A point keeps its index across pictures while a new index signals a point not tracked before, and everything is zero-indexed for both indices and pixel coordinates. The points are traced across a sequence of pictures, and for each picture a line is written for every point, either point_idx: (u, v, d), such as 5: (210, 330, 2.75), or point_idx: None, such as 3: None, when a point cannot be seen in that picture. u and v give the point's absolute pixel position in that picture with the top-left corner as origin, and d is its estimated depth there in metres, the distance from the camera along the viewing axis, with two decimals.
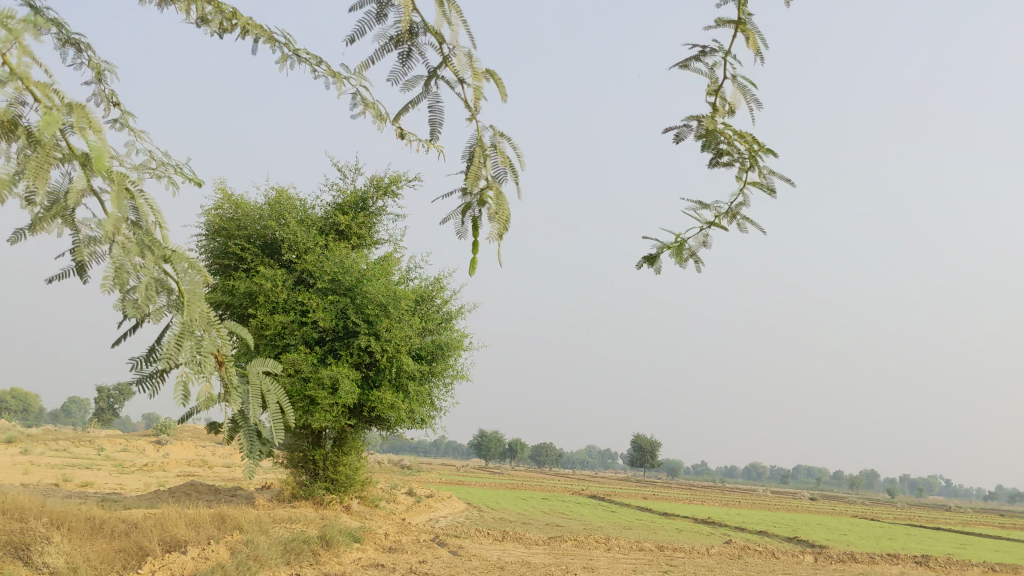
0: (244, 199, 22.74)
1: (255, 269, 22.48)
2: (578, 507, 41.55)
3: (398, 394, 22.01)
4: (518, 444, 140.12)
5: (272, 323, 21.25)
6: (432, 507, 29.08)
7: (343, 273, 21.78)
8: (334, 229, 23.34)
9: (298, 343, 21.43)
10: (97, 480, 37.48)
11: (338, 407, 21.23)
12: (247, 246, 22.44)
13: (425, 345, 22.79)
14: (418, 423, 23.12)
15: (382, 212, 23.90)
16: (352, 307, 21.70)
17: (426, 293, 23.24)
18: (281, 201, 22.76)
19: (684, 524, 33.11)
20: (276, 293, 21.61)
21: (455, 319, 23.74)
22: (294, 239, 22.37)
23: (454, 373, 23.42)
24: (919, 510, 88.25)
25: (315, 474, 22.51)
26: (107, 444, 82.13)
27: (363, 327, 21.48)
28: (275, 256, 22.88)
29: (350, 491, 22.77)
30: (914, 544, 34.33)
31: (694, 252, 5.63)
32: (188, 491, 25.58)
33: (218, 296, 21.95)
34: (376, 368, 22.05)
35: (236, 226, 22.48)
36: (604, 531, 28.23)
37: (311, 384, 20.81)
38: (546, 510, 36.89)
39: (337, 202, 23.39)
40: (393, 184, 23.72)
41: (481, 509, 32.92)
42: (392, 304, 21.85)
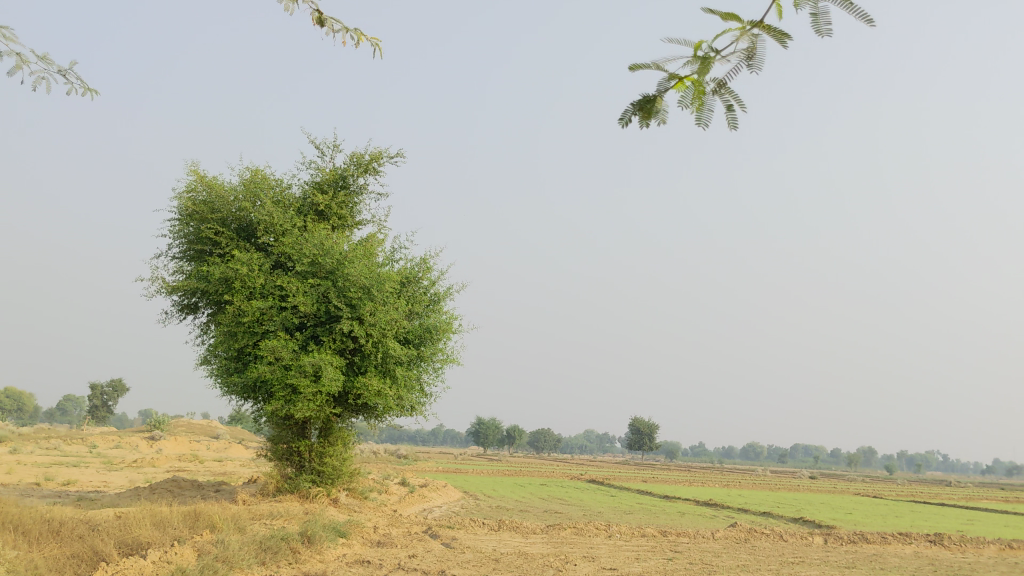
0: (217, 180, 21.67)
1: (230, 253, 21.47)
2: (577, 492, 40.58)
3: (385, 380, 20.97)
4: (515, 431, 139.47)
5: (250, 309, 20.23)
6: (427, 497, 28.10)
7: (323, 255, 20.71)
8: (313, 209, 22.28)
9: (278, 329, 20.39)
10: (84, 478, 36.41)
11: (322, 395, 20.21)
12: (221, 229, 21.38)
13: (412, 329, 21.75)
14: (408, 410, 22.12)
15: (364, 191, 22.82)
16: (334, 290, 20.65)
17: (411, 274, 22.17)
18: (257, 181, 21.68)
19: (686, 507, 32.18)
20: (253, 277, 20.60)
21: (443, 301, 22.68)
22: (271, 221, 21.32)
23: (444, 356, 22.38)
24: (922, 487, 87.66)
25: (301, 466, 21.50)
26: (100, 442, 81.04)
27: (346, 311, 20.43)
28: (251, 239, 21.86)
29: (338, 484, 21.76)
30: (922, 521, 33.48)
31: (719, 87, 3.50)
32: (171, 487, 24.49)
33: (192, 283, 20.94)
34: (361, 353, 21.01)
35: (209, 208, 21.43)
36: (604, 517, 27.24)
37: (292, 371, 19.78)
38: (545, 497, 35.91)
39: (316, 181, 22.29)
40: (375, 160, 22.62)
41: (477, 497, 31.93)
42: (376, 286, 20.77)
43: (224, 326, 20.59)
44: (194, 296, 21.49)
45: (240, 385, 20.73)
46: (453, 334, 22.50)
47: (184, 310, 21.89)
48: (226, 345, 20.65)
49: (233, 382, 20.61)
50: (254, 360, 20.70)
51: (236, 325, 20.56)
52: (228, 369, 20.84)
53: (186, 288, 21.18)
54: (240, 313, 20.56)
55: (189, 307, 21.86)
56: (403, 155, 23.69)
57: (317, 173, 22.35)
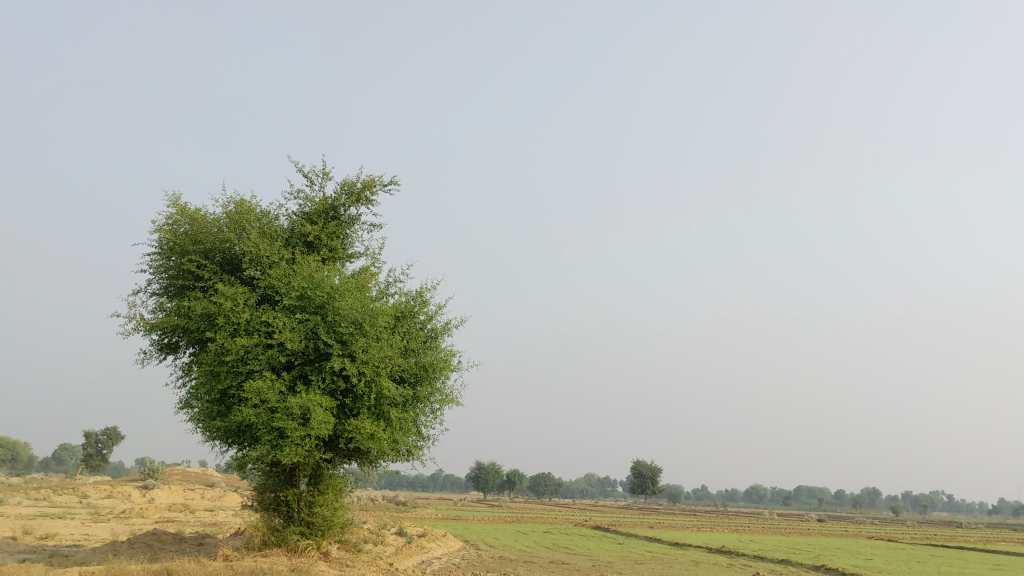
0: (200, 210, 20.36)
1: (213, 287, 20.09)
2: (583, 539, 38.90)
3: (378, 422, 19.51)
4: (516, 476, 137.33)
5: (233, 347, 18.79)
6: (425, 548, 26.54)
7: (312, 289, 19.32)
8: (302, 241, 20.93)
9: (263, 369, 18.93)
10: (65, 530, 34.70)
11: (311, 440, 18.72)
12: (204, 263, 20.02)
13: (408, 367, 20.32)
14: (403, 454, 20.62)
15: (356, 221, 21.52)
16: (323, 326, 19.24)
17: (407, 309, 20.78)
18: (242, 211, 20.37)
19: (699, 555, 30.60)
20: (237, 312, 19.21)
21: (441, 337, 21.29)
22: (257, 252, 19.96)
23: (442, 396, 20.94)
24: (932, 530, 85.74)
25: (289, 517, 19.94)
26: (92, 492, 79.11)
27: (336, 347, 19.00)
28: (236, 273, 20.51)
29: (328, 535, 20.20)
30: (947, 567, 31.84)
31: None
32: (151, 541, 22.85)
33: (171, 319, 19.54)
34: (352, 394, 19.56)
35: (191, 241, 20.09)
36: (616, 568, 25.62)
37: (278, 414, 18.31)
38: (550, 545, 34.24)
39: (305, 211, 21.00)
40: (367, 188, 21.36)
41: (480, 547, 30.28)
42: (369, 321, 19.34)
43: (205, 366, 19.17)
44: (175, 334, 20.08)
45: (223, 429, 19.25)
46: (451, 372, 21.08)
47: (163, 350, 20.49)
48: (208, 386, 19.21)
49: (216, 427, 19.14)
50: (238, 403, 19.24)
51: (218, 364, 19.13)
52: (210, 413, 19.37)
53: (166, 326, 19.78)
54: (223, 352, 19.12)
55: (169, 346, 20.45)
56: (397, 182, 22.40)
57: (306, 203, 21.06)
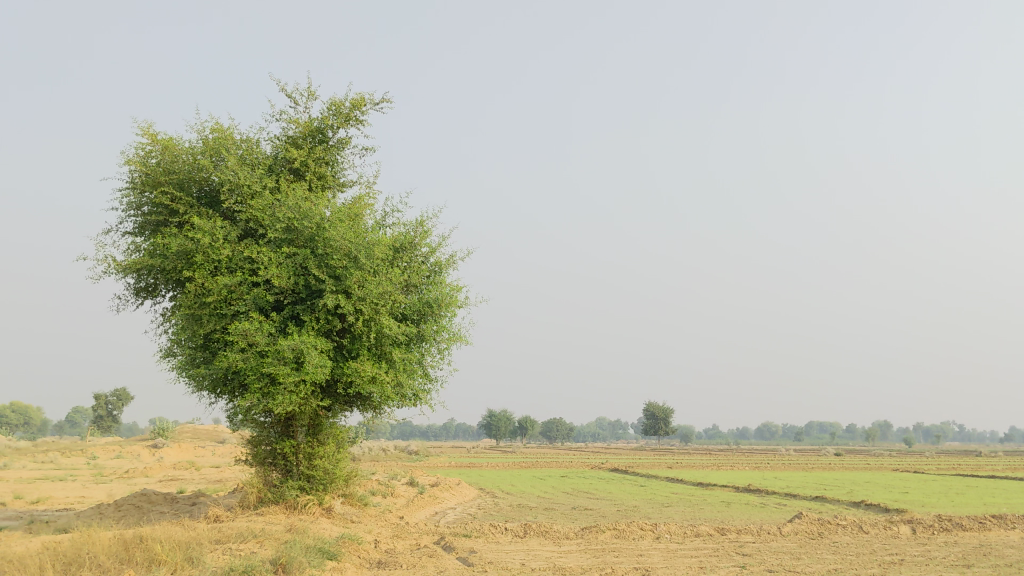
0: (173, 139, 18.29)
1: (191, 222, 18.10)
2: (603, 483, 37.23)
3: (380, 364, 17.65)
4: (528, 422, 136.24)
5: (215, 287, 16.84)
6: (438, 498, 24.82)
7: (299, 220, 17.28)
8: (287, 168, 18.87)
9: (249, 310, 16.98)
10: (60, 493, 33.11)
11: (307, 386, 16.86)
12: (179, 196, 18.01)
13: (410, 304, 18.41)
14: (410, 399, 18.81)
15: (345, 145, 19.43)
16: (313, 260, 17.24)
17: (407, 240, 18.78)
18: (219, 138, 18.29)
19: (730, 496, 28.87)
20: (216, 248, 17.23)
21: (444, 271, 19.34)
22: (237, 182, 17.89)
23: (449, 335, 19.07)
24: (950, 459, 84.23)
25: (287, 471, 18.20)
26: (101, 452, 77.94)
27: (329, 283, 17.02)
28: (216, 207, 18.51)
29: (331, 490, 18.41)
30: (992, 498, 30.04)
31: None
32: (140, 501, 21.15)
33: (145, 260, 17.60)
34: (350, 335, 17.70)
35: (165, 173, 18.11)
36: (645, 512, 23.88)
37: (269, 359, 16.42)
38: (569, 491, 32.55)
39: (289, 136, 18.89)
40: (357, 109, 19.22)
41: (496, 495, 28.57)
42: (364, 253, 17.35)
43: (186, 309, 17.26)
44: (151, 275, 18.16)
45: (208, 379, 17.42)
46: (458, 308, 19.17)
47: (141, 293, 18.62)
48: (190, 332, 17.35)
49: (201, 375, 17.31)
50: (224, 348, 17.40)
51: (200, 307, 17.23)
52: (195, 361, 17.52)
53: (141, 267, 17.86)
54: (204, 292, 17.22)
55: (146, 289, 18.56)
56: (389, 102, 20.24)
57: (290, 126, 18.96)
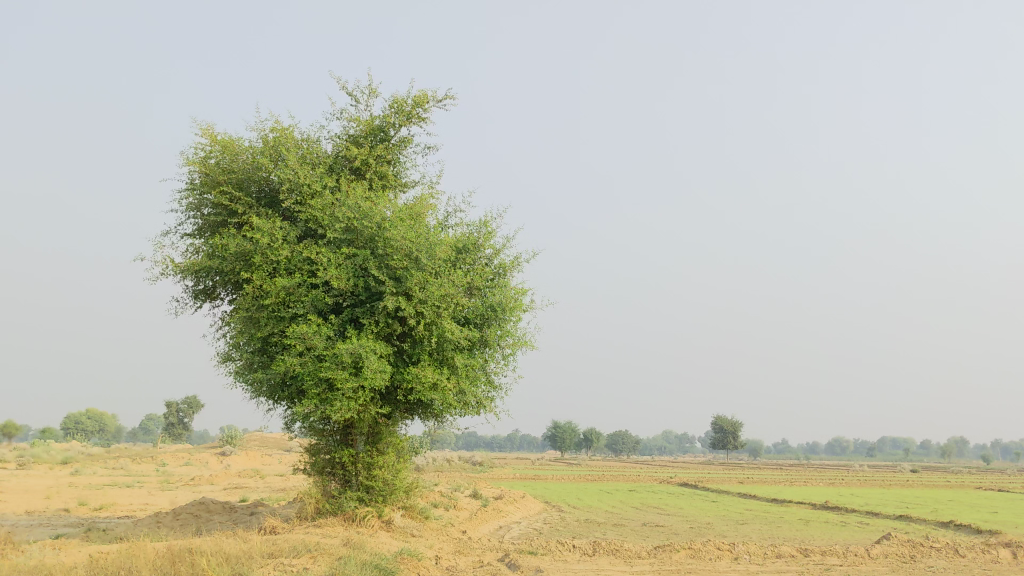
0: (232, 138, 17.82)
1: (249, 223, 17.57)
2: (673, 498, 36.06)
3: (442, 370, 16.91)
4: (594, 434, 134.79)
5: (273, 288, 16.25)
6: (503, 512, 24.00)
7: (359, 219, 16.61)
8: (348, 167, 18.22)
9: (307, 313, 16.37)
10: (124, 500, 33.00)
11: (365, 392, 16.18)
12: (238, 196, 17.52)
13: (473, 308, 17.65)
14: (473, 407, 18.04)
15: (408, 144, 18.74)
16: (373, 261, 16.56)
17: (470, 242, 18.02)
18: (278, 137, 17.74)
19: (809, 514, 27.54)
20: (275, 249, 16.65)
21: (509, 273, 18.55)
22: (296, 181, 17.30)
23: (514, 340, 18.26)
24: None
25: (346, 481, 17.55)
26: (170, 459, 78.72)
27: (389, 285, 16.32)
28: (276, 208, 17.97)
29: (391, 501, 17.68)
30: None
31: None
32: (198, 511, 20.68)
33: (203, 261, 17.12)
34: (411, 339, 17.02)
35: (225, 172, 17.63)
36: (718, 530, 22.72)
37: (327, 363, 15.77)
38: (638, 506, 31.43)
39: (350, 135, 18.26)
40: (420, 106, 18.48)
41: (562, 509, 27.63)
42: (426, 254, 16.61)
43: (243, 311, 16.73)
44: (209, 278, 17.69)
45: (266, 384, 16.85)
46: (523, 311, 18.35)
47: (199, 296, 18.17)
48: (247, 335, 16.82)
49: (258, 380, 16.75)
50: (281, 352, 16.81)
51: (258, 310, 16.69)
52: (253, 366, 16.99)
53: (199, 269, 17.39)
54: (261, 295, 16.66)
55: (205, 293, 18.11)
56: (452, 99, 19.50)
57: (351, 124, 18.32)
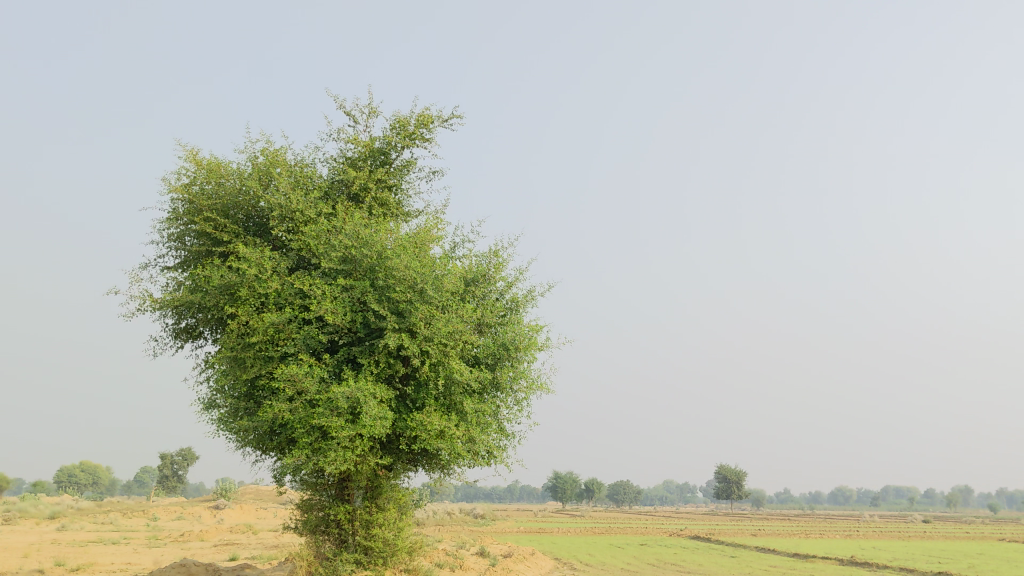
0: (217, 161, 16.22)
1: (236, 253, 15.90)
2: (689, 553, 34.13)
3: (449, 416, 15.15)
4: (595, 484, 132.14)
5: (260, 325, 14.51)
6: (513, 571, 22.15)
7: (357, 247, 14.94)
8: (345, 193, 16.57)
9: (299, 352, 14.64)
10: (105, 559, 30.88)
11: (363, 441, 14.42)
12: (224, 223, 15.89)
13: (483, 347, 15.95)
14: (483, 456, 16.28)
15: (411, 167, 17.16)
16: (373, 294, 14.85)
17: (479, 274, 16.39)
18: (267, 159, 16.14)
19: (842, 572, 25.78)
20: (263, 281, 14.95)
21: (522, 309, 16.92)
22: (288, 207, 15.64)
23: (528, 383, 16.55)
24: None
25: (342, 541, 15.71)
26: (162, 513, 76.28)
27: (390, 320, 14.62)
28: (265, 237, 16.32)
29: (392, 564, 15.81)
30: None
31: None
32: (179, 573, 18.79)
33: (184, 296, 15.44)
34: (415, 382, 15.31)
35: (210, 199, 16.01)
36: None
37: (321, 410, 14.03)
38: (655, 562, 29.57)
39: (348, 158, 16.66)
40: (424, 126, 16.90)
41: (576, 567, 25.76)
42: (432, 286, 14.92)
43: (227, 351, 15.00)
44: (191, 314, 15.99)
45: (253, 432, 15.09)
46: (538, 350, 16.66)
47: (181, 335, 16.49)
48: (232, 377, 15.09)
49: (244, 428, 15.00)
50: (269, 396, 15.05)
51: (245, 348, 14.97)
52: (238, 412, 15.23)
53: (179, 304, 15.70)
54: (247, 332, 14.95)
55: (187, 331, 16.41)
56: (459, 118, 17.96)
57: (349, 146, 16.72)
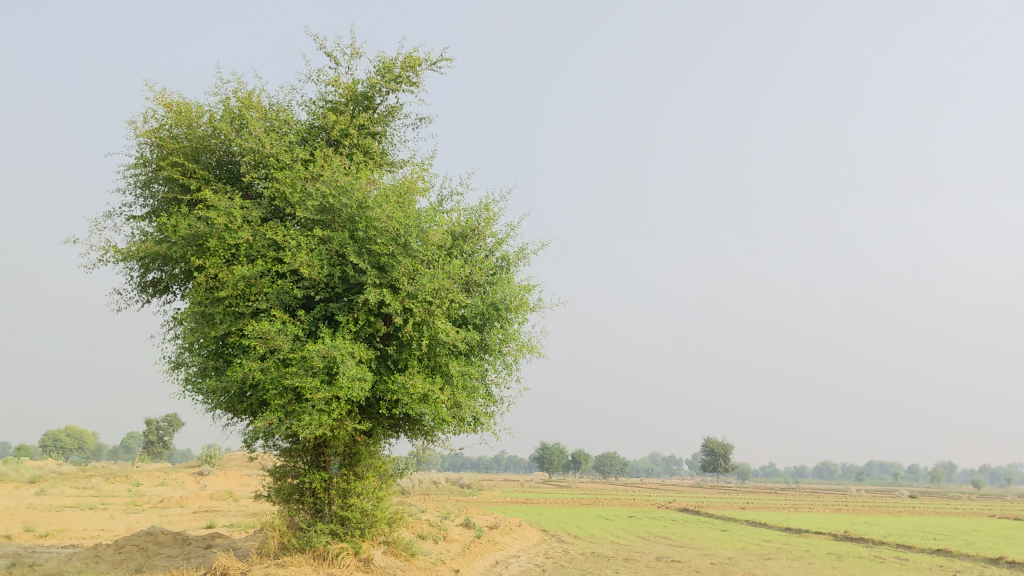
0: (188, 103, 15.05)
1: (206, 202, 14.77)
2: (679, 526, 33.31)
3: (433, 379, 14.14)
4: (581, 455, 131.63)
5: (230, 278, 13.41)
6: (499, 544, 21.21)
7: (336, 194, 13.81)
8: (326, 140, 15.44)
9: (272, 308, 13.57)
10: (77, 525, 29.81)
11: (340, 404, 13.39)
12: (193, 168, 14.75)
13: (471, 306, 14.91)
14: (469, 423, 15.30)
15: (396, 114, 16.04)
16: (353, 246, 13.76)
17: (468, 228, 15.33)
18: (240, 101, 14.97)
19: (837, 548, 24.96)
20: (234, 231, 13.84)
21: (513, 267, 15.90)
22: (261, 152, 14.50)
23: (518, 345, 15.56)
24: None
25: (318, 511, 14.72)
26: (144, 479, 75.22)
27: (370, 275, 13.54)
28: (238, 185, 15.20)
29: (371, 536, 14.83)
30: None
31: None
32: (144, 542, 17.74)
33: (149, 246, 14.32)
34: (397, 342, 14.28)
35: (179, 142, 14.83)
36: (746, 567, 20.01)
37: (294, 369, 12.98)
38: (644, 535, 28.68)
39: (329, 101, 15.51)
40: (410, 68, 15.75)
41: (563, 540, 24.85)
42: (417, 238, 13.83)
43: (195, 306, 13.92)
44: (158, 266, 14.89)
45: (222, 394, 14.04)
46: (529, 311, 15.66)
47: (147, 290, 15.43)
48: (201, 334, 14.01)
49: (213, 389, 13.94)
50: (240, 354, 13.98)
51: (214, 303, 13.89)
52: (206, 371, 14.19)
53: (144, 256, 14.59)
54: (217, 286, 13.87)
55: (155, 284, 15.31)
56: (447, 61, 16.84)
57: (330, 89, 15.56)
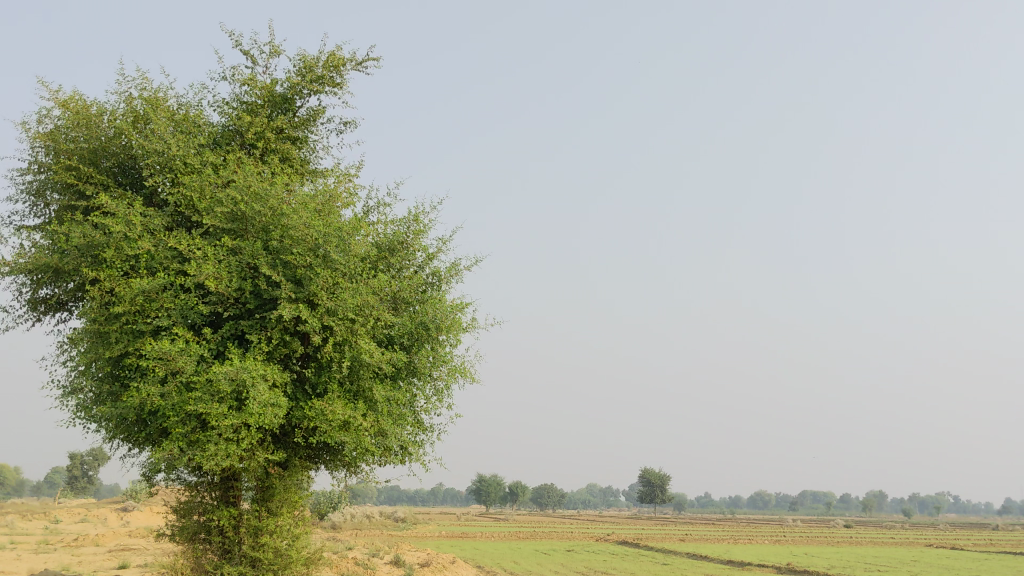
0: (88, 104, 13.72)
1: (104, 209, 13.41)
2: (618, 560, 32.21)
3: (355, 405, 12.88)
4: (519, 487, 130.00)
5: (128, 293, 12.05)
6: None
7: (249, 200, 12.56)
8: (241, 144, 14.21)
9: (175, 326, 12.23)
10: None
11: (251, 433, 12.07)
12: (91, 172, 13.39)
13: (399, 326, 13.71)
14: (395, 452, 14.04)
15: (318, 118, 14.88)
16: (267, 257, 12.50)
17: (395, 241, 14.16)
18: (146, 101, 13.68)
19: None
20: (134, 241, 12.49)
21: (444, 284, 14.76)
22: (167, 155, 13.20)
23: (449, 369, 14.38)
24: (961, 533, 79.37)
25: (226, 551, 13.32)
26: (63, 515, 71.83)
27: (285, 289, 12.28)
28: (142, 192, 13.86)
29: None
30: None
31: None
32: None
33: (40, 258, 12.91)
34: (316, 364, 13.02)
35: (77, 144, 13.46)
36: None
37: (198, 394, 11.62)
38: (583, 570, 27.52)
39: (245, 102, 14.28)
40: (334, 69, 14.62)
41: None
42: (337, 250, 12.63)
43: (90, 325, 12.51)
44: (50, 281, 13.46)
45: (120, 422, 12.62)
46: (461, 332, 14.51)
47: (39, 308, 13.96)
48: (95, 356, 12.59)
49: (109, 417, 12.52)
50: (139, 378, 12.59)
51: (110, 321, 12.49)
52: (102, 397, 12.76)
53: (34, 269, 13.16)
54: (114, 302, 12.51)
55: (47, 302, 13.84)
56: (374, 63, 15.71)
57: (247, 90, 14.34)
